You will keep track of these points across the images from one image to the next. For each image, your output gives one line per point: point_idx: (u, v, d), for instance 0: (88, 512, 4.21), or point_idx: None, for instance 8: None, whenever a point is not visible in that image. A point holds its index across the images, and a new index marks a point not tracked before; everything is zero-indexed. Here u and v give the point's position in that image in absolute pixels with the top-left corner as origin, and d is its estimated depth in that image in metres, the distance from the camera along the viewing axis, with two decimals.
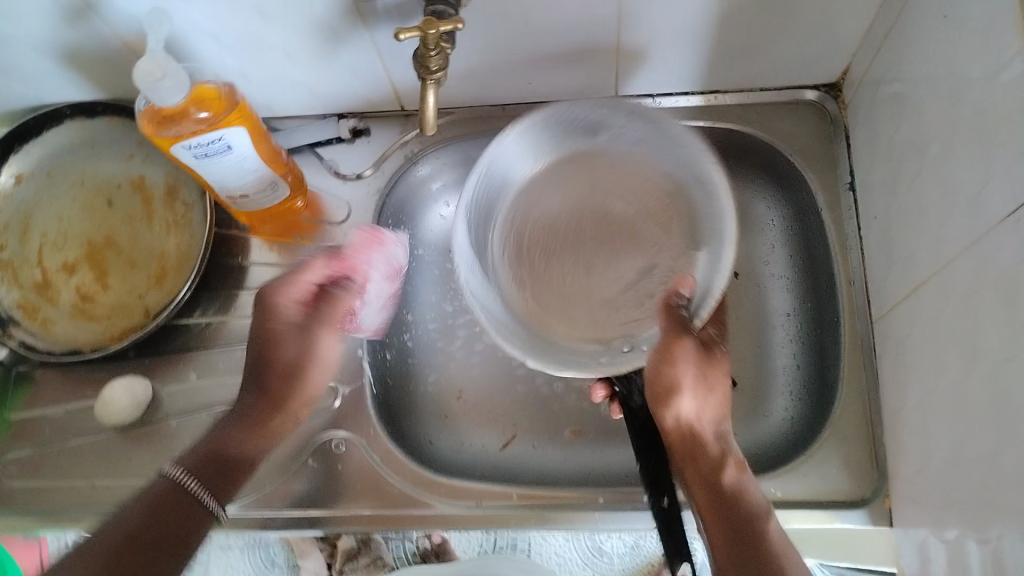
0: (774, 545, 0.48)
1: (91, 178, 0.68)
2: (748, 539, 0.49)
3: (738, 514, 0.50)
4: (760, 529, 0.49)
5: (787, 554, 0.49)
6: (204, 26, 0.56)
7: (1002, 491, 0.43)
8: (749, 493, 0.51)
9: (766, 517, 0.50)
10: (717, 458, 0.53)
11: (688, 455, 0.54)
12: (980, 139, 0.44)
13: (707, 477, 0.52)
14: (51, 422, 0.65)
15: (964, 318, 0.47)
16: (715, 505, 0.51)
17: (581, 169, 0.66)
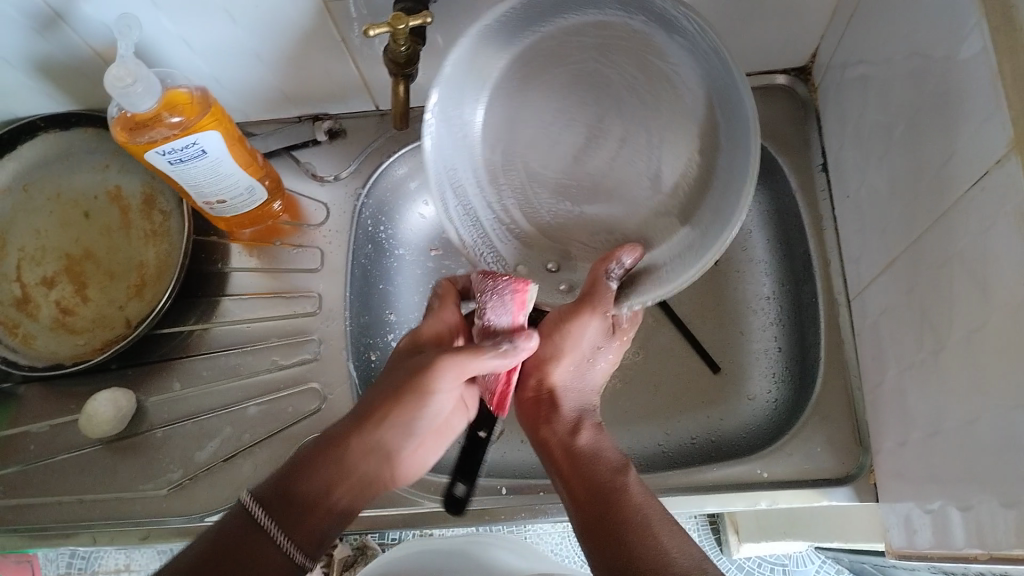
0: (631, 490, 0.49)
1: (67, 191, 0.68)
2: (605, 483, 0.49)
3: (593, 465, 0.51)
4: (619, 480, 0.50)
5: (644, 500, 0.49)
6: (174, 31, 0.56)
7: (982, 460, 0.43)
8: (604, 449, 0.53)
9: (625, 472, 0.51)
10: (570, 422, 0.56)
11: (545, 421, 0.56)
12: (944, 112, 0.45)
13: (566, 437, 0.54)
14: (36, 438, 0.64)
15: (937, 291, 0.48)
16: (572, 463, 0.52)
17: (584, 52, 0.57)
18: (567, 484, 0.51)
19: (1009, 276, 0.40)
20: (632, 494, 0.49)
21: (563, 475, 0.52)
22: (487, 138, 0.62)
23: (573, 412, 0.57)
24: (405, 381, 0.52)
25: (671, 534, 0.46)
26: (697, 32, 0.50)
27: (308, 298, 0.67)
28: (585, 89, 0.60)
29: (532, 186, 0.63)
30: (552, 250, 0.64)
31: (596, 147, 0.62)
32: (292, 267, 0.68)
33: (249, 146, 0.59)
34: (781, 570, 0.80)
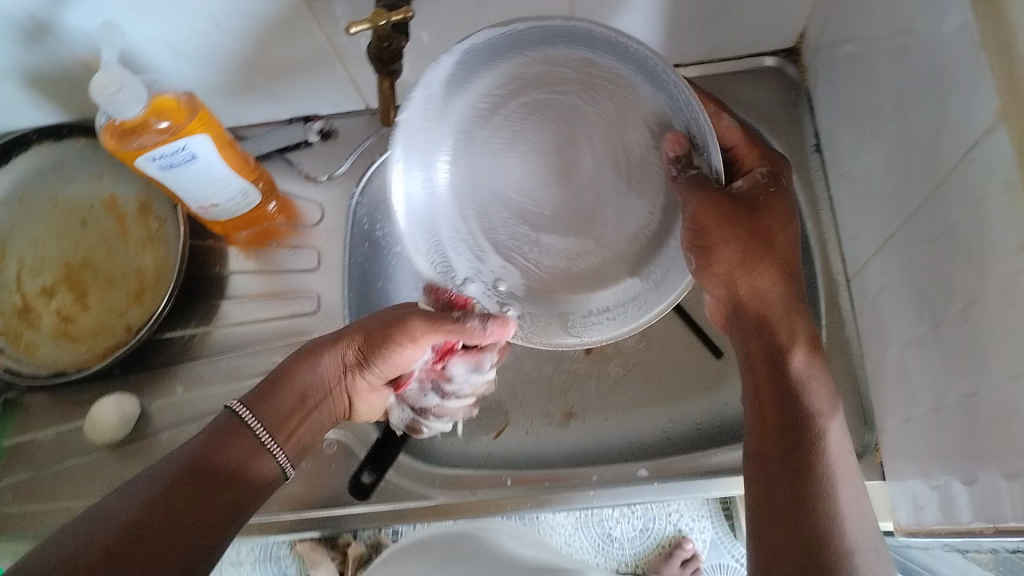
0: (824, 450, 0.46)
1: (64, 201, 0.68)
2: (796, 439, 0.46)
3: (797, 396, 0.48)
4: (816, 430, 0.47)
5: (839, 461, 0.46)
6: (159, 38, 0.56)
7: (982, 432, 0.43)
8: (814, 380, 0.48)
9: (831, 412, 0.48)
10: (789, 337, 0.50)
11: (762, 325, 0.51)
12: (931, 86, 0.45)
13: (774, 351, 0.50)
14: (42, 446, 0.65)
15: (931, 266, 0.47)
16: (772, 391, 0.49)
17: (569, 84, 0.56)
18: (755, 414, 0.49)
19: (1003, 247, 0.39)
20: (818, 450, 0.46)
21: (758, 405, 0.49)
22: (459, 179, 0.59)
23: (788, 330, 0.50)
24: (380, 328, 0.56)
25: (860, 523, 0.44)
26: (649, 62, 0.50)
27: (307, 298, 0.67)
28: (556, 127, 0.58)
29: (512, 221, 0.60)
30: (543, 290, 0.60)
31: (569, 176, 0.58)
32: (289, 267, 0.68)
33: (239, 149, 0.59)
34: None
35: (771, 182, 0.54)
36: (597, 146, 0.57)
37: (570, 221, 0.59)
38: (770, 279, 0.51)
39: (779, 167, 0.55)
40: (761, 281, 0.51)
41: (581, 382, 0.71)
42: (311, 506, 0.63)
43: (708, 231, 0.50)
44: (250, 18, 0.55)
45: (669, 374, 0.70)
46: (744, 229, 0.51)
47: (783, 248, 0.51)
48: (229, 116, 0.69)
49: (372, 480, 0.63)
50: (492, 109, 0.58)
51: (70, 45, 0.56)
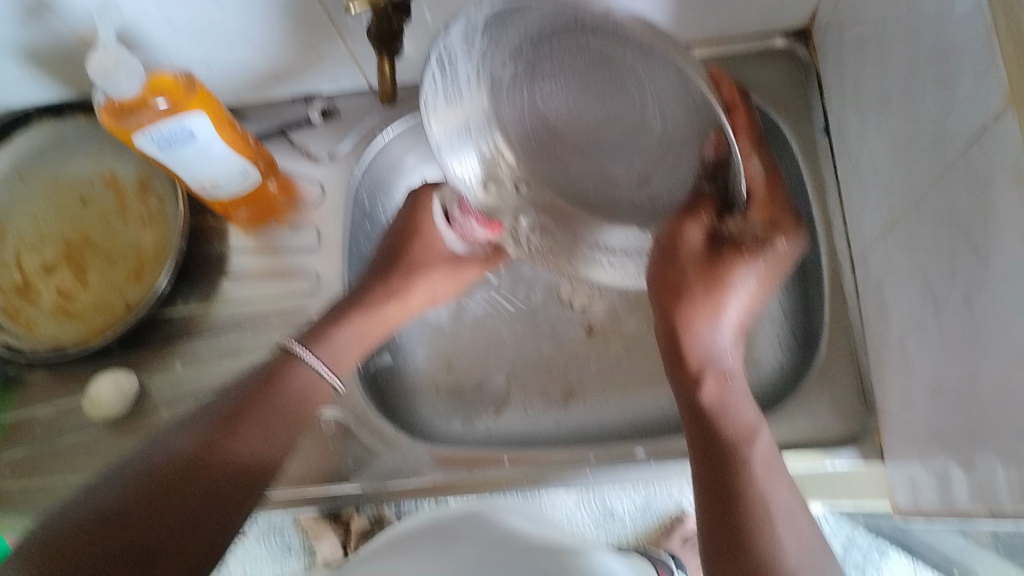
0: (752, 474, 0.47)
1: (63, 178, 0.68)
2: (720, 471, 0.48)
3: (716, 431, 0.49)
4: (743, 454, 0.48)
5: (767, 481, 0.48)
6: (157, 14, 0.55)
7: (983, 419, 0.43)
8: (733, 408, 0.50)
9: (754, 427, 0.49)
10: (703, 365, 0.51)
11: (678, 358, 0.52)
12: (941, 69, 0.44)
13: (692, 387, 0.51)
14: (42, 422, 0.65)
15: (936, 251, 0.47)
16: (700, 422, 0.50)
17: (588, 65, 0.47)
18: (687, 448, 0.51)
19: (1008, 234, 0.39)
20: (747, 481, 0.47)
21: (691, 438, 0.50)
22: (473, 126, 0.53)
23: (706, 355, 0.52)
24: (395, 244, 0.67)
25: (792, 540, 0.46)
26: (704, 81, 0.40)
27: (308, 278, 0.67)
28: (590, 62, 0.47)
29: (534, 124, 0.54)
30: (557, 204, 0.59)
31: (615, 100, 0.50)
32: (290, 246, 0.68)
33: (238, 128, 0.59)
34: None
35: (761, 246, 0.50)
36: (650, 85, 0.46)
37: (612, 100, 0.50)
38: (703, 314, 0.51)
39: (786, 232, 0.49)
40: (702, 322, 0.51)
41: (582, 362, 0.71)
42: (313, 484, 0.63)
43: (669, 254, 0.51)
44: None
45: None
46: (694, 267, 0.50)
47: (744, 290, 0.51)
48: (230, 94, 0.68)
49: (373, 458, 0.63)
50: (549, 42, 0.46)
51: (67, 21, 0.55)
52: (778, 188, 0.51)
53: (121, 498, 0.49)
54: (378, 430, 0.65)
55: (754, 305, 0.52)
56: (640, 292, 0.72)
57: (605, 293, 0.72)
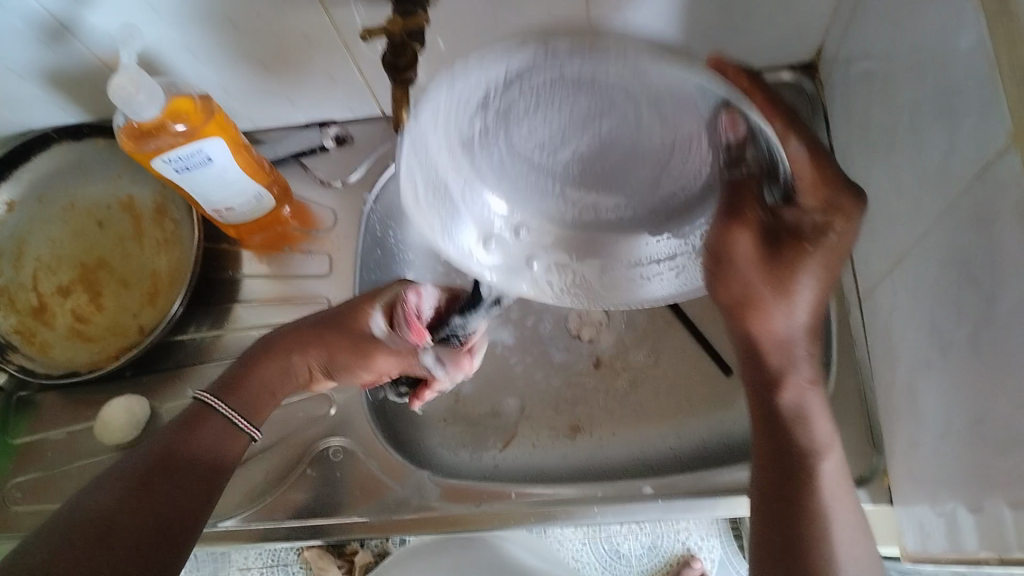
0: (824, 495, 0.48)
1: (81, 201, 0.69)
2: (791, 487, 0.48)
3: (792, 441, 0.49)
4: (817, 472, 0.48)
5: (834, 505, 0.48)
6: (177, 40, 0.57)
7: (990, 457, 0.42)
8: (813, 419, 0.50)
9: (828, 449, 0.49)
10: (781, 368, 0.50)
11: (756, 355, 0.50)
12: (947, 105, 0.44)
13: (769, 391, 0.50)
14: (52, 445, 0.65)
15: (942, 288, 0.47)
16: (775, 436, 0.50)
17: (583, 95, 0.37)
18: (756, 454, 0.51)
19: (1013, 271, 0.39)
20: (815, 497, 0.48)
21: (762, 443, 0.51)
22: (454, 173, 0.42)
23: (779, 359, 0.50)
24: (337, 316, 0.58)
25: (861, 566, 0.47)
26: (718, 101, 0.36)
27: (318, 304, 0.67)
28: (579, 86, 0.37)
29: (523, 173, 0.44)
30: (584, 237, 0.48)
31: (614, 120, 0.40)
32: (302, 273, 0.69)
33: (253, 153, 0.60)
34: None
35: (824, 235, 0.46)
36: (655, 116, 0.39)
37: (598, 179, 0.44)
38: (778, 318, 0.49)
39: (844, 211, 0.47)
40: (778, 325, 0.49)
41: (588, 396, 0.70)
42: (314, 513, 0.62)
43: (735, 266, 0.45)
44: (269, 24, 0.55)
45: (679, 389, 0.69)
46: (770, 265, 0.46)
47: (807, 290, 0.47)
48: (246, 121, 0.70)
49: (377, 487, 0.63)
50: (515, 82, 0.36)
51: (91, 47, 0.56)
52: (826, 167, 0.47)
53: (54, 550, 0.43)
54: (383, 459, 0.64)
55: (823, 297, 0.48)
56: (648, 325, 0.72)
57: (614, 326, 0.72)
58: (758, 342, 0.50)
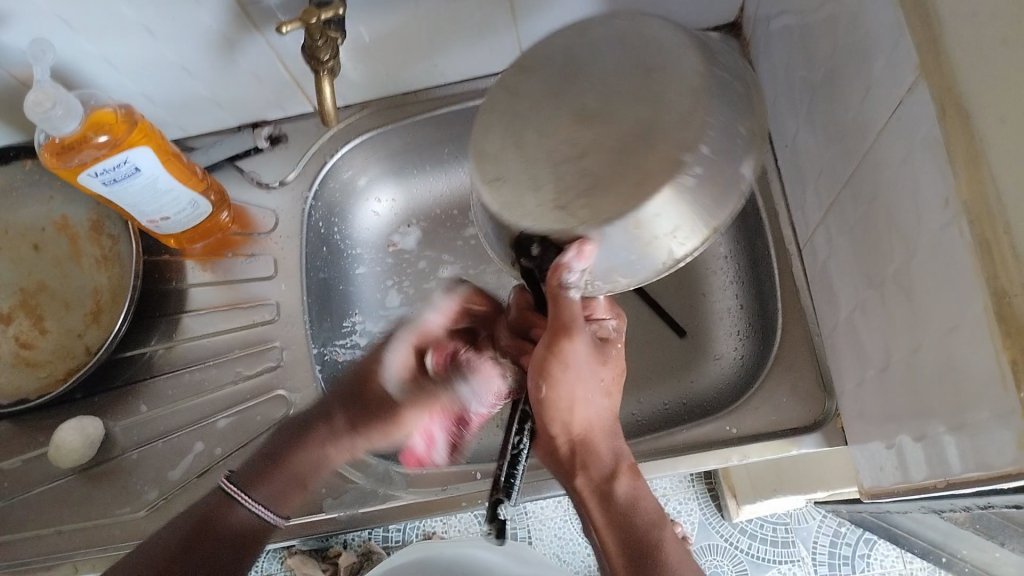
0: (672, 553, 0.47)
1: (15, 226, 0.67)
2: (640, 544, 0.47)
3: (632, 526, 0.48)
4: (656, 534, 0.48)
5: (681, 557, 0.47)
6: (94, 52, 0.56)
7: (931, 387, 0.43)
8: (641, 500, 0.49)
9: (665, 527, 0.48)
10: (610, 462, 0.50)
11: (581, 461, 0.50)
12: (860, 43, 0.45)
13: (603, 489, 0.49)
14: (7, 474, 0.64)
15: (871, 226, 0.48)
16: (610, 523, 0.49)
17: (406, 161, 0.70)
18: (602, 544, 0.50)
19: (931, 205, 0.40)
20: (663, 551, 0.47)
21: (602, 531, 0.49)
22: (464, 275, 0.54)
23: (610, 447, 0.50)
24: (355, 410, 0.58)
25: None
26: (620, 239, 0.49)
27: (266, 306, 0.67)
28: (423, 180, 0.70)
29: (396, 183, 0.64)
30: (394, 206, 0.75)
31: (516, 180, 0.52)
32: (248, 276, 0.68)
33: (184, 161, 0.59)
34: (783, 527, 0.86)
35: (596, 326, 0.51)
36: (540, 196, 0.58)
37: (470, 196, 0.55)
38: (607, 414, 0.50)
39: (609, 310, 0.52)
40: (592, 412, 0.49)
41: None
42: None
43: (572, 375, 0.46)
44: (183, 25, 0.54)
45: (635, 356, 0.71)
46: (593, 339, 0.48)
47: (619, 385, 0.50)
48: (176, 128, 0.69)
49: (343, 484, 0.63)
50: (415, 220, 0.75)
51: (2, 64, 0.55)
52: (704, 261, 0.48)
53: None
54: None
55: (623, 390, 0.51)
56: None
57: None
58: (590, 428, 0.49)
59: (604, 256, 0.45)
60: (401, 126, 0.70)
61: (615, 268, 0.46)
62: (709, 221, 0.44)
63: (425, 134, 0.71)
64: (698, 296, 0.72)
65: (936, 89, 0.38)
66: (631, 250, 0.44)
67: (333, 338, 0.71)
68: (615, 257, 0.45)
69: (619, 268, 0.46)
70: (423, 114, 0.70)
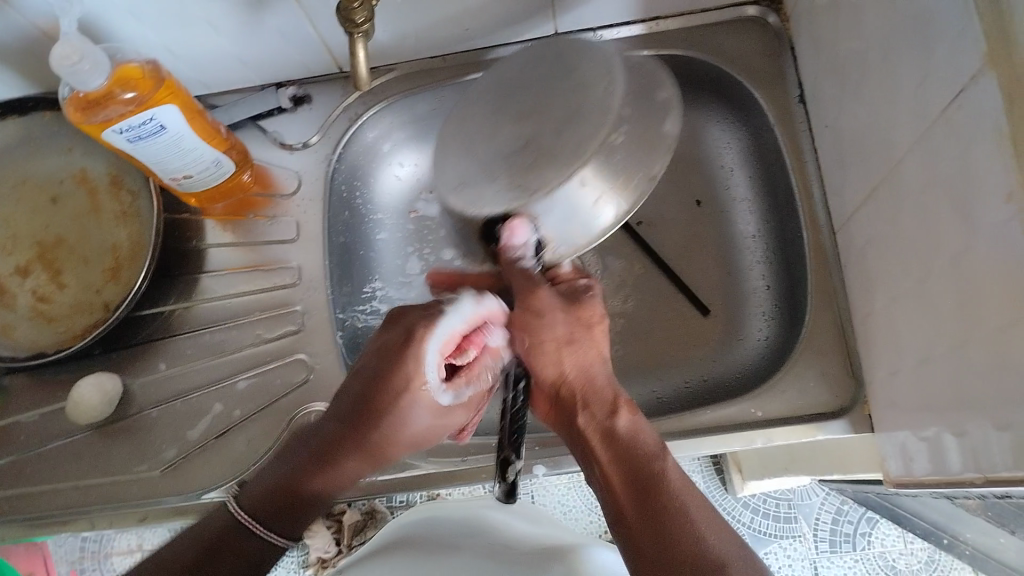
0: (680, 484, 0.44)
1: (32, 177, 0.66)
2: (636, 467, 0.45)
3: (637, 453, 0.46)
4: (658, 461, 0.46)
5: (689, 490, 0.44)
6: (120, 3, 0.54)
7: (976, 381, 0.42)
8: (642, 432, 0.48)
9: (666, 456, 0.46)
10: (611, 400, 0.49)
11: (585, 398, 0.50)
12: (921, 25, 0.43)
13: (605, 424, 0.48)
14: (25, 429, 0.64)
15: (919, 214, 0.46)
16: (611, 452, 0.47)
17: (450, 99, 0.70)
18: (603, 482, 0.47)
19: (993, 197, 0.38)
20: (671, 483, 0.44)
21: (602, 463, 0.47)
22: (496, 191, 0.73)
23: (610, 385, 0.50)
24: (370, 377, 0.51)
25: (715, 527, 0.42)
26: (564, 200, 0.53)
27: (288, 269, 0.66)
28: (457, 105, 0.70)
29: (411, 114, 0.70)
30: None
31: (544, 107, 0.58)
32: (270, 238, 0.67)
33: (210, 120, 0.57)
34: (785, 504, 0.88)
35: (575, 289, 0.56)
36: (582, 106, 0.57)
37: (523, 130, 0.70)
38: (598, 359, 0.51)
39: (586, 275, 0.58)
40: (585, 359, 0.51)
41: None
42: None
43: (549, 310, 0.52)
44: None
45: (657, 333, 0.70)
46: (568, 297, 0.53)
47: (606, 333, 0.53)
48: (199, 84, 0.67)
49: None
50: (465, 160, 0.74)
51: (29, 13, 0.53)
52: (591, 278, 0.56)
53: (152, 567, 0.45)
54: None
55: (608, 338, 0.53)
56: (624, 270, 0.72)
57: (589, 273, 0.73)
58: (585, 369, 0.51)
59: (557, 222, 0.54)
60: (429, 87, 0.68)
61: (573, 233, 0.55)
62: (643, 173, 0.54)
63: (453, 96, 0.70)
64: (724, 274, 0.71)
65: (1007, 77, 0.36)
66: (578, 210, 0.54)
67: (353, 303, 0.70)
68: (565, 222, 0.54)
69: (575, 230, 0.55)
70: (452, 78, 0.68)
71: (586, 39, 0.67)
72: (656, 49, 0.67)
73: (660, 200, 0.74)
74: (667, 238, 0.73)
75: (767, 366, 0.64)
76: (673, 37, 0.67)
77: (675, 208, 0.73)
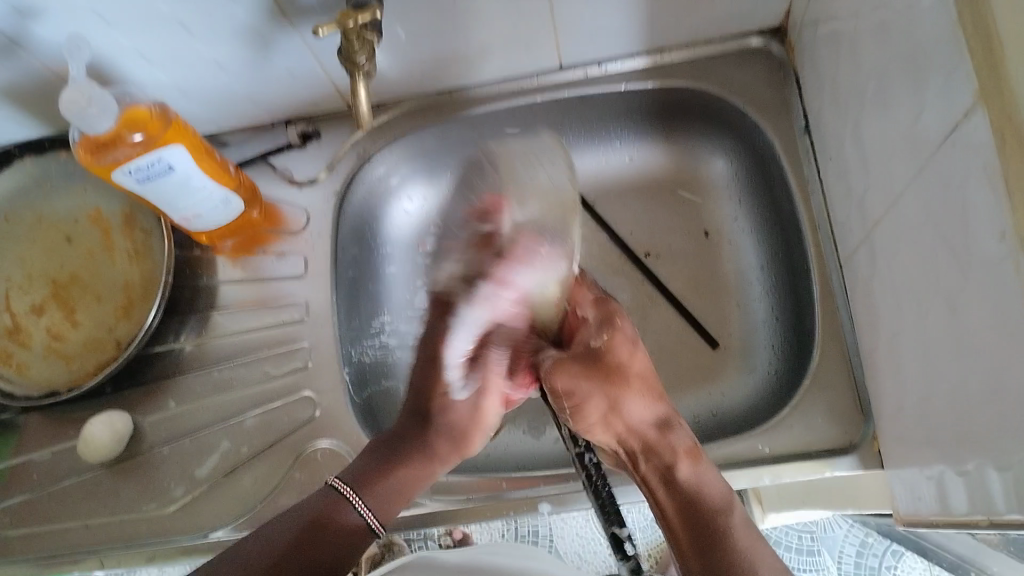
0: (736, 533, 0.48)
1: (48, 218, 0.68)
2: (703, 522, 0.49)
3: (709, 523, 0.49)
4: (721, 518, 0.49)
5: (750, 540, 0.48)
6: (131, 48, 0.56)
7: (976, 420, 0.42)
8: (707, 484, 0.51)
9: (728, 507, 0.50)
10: (670, 449, 0.52)
11: (650, 452, 0.53)
12: (915, 58, 0.43)
13: (665, 475, 0.52)
14: (36, 466, 0.65)
15: (918, 249, 0.46)
16: (676, 502, 0.51)
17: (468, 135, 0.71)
18: (672, 532, 0.51)
19: (988, 231, 0.38)
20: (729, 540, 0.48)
21: (675, 529, 0.51)
22: None
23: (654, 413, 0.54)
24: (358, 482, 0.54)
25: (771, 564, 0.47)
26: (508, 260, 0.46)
27: (297, 306, 0.67)
28: None
29: (424, 149, 0.72)
30: None
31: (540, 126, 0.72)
32: (277, 275, 0.68)
33: (217, 158, 0.59)
34: (809, 536, 0.84)
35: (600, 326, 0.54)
36: (599, 154, 0.75)
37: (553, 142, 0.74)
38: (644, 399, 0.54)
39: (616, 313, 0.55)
40: (633, 415, 0.53)
41: None
42: None
43: (576, 393, 0.53)
44: (221, 19, 0.53)
45: (667, 363, 0.70)
46: (596, 373, 0.53)
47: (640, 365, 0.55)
48: (211, 123, 0.69)
49: None
50: None
51: (43, 59, 0.55)
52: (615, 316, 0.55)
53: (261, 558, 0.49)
54: None
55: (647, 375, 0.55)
56: (633, 300, 0.72)
57: None
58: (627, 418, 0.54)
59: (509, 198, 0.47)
60: (436, 123, 0.69)
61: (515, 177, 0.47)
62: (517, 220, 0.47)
63: (460, 131, 0.71)
64: (731, 306, 0.70)
65: (996, 113, 0.36)
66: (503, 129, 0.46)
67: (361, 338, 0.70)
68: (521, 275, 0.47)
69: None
70: (458, 113, 0.69)
71: (591, 73, 0.68)
72: (660, 80, 0.67)
73: (667, 231, 0.74)
74: (674, 270, 0.73)
75: (778, 401, 0.63)
76: (677, 68, 0.67)
77: (684, 239, 0.73)
